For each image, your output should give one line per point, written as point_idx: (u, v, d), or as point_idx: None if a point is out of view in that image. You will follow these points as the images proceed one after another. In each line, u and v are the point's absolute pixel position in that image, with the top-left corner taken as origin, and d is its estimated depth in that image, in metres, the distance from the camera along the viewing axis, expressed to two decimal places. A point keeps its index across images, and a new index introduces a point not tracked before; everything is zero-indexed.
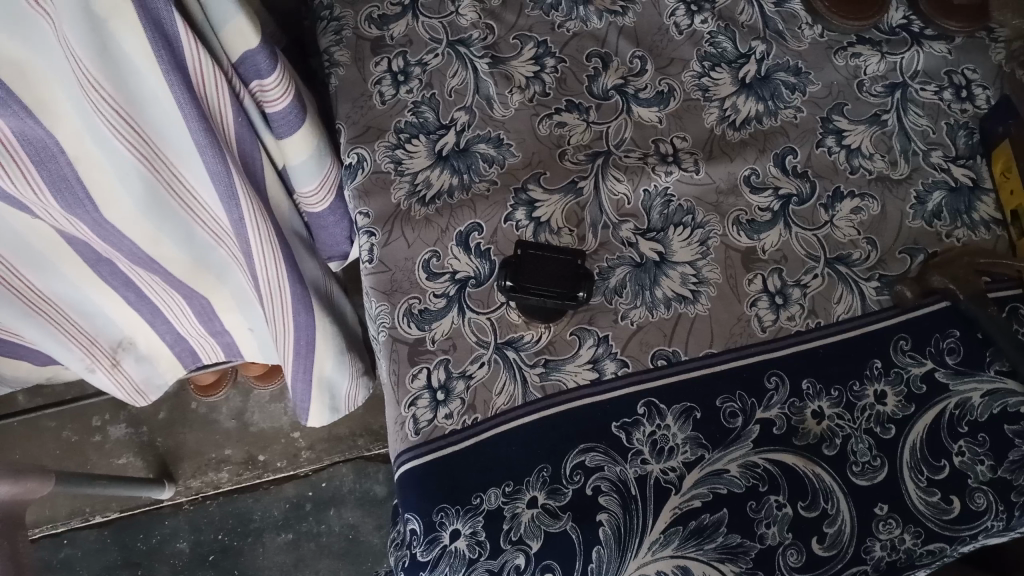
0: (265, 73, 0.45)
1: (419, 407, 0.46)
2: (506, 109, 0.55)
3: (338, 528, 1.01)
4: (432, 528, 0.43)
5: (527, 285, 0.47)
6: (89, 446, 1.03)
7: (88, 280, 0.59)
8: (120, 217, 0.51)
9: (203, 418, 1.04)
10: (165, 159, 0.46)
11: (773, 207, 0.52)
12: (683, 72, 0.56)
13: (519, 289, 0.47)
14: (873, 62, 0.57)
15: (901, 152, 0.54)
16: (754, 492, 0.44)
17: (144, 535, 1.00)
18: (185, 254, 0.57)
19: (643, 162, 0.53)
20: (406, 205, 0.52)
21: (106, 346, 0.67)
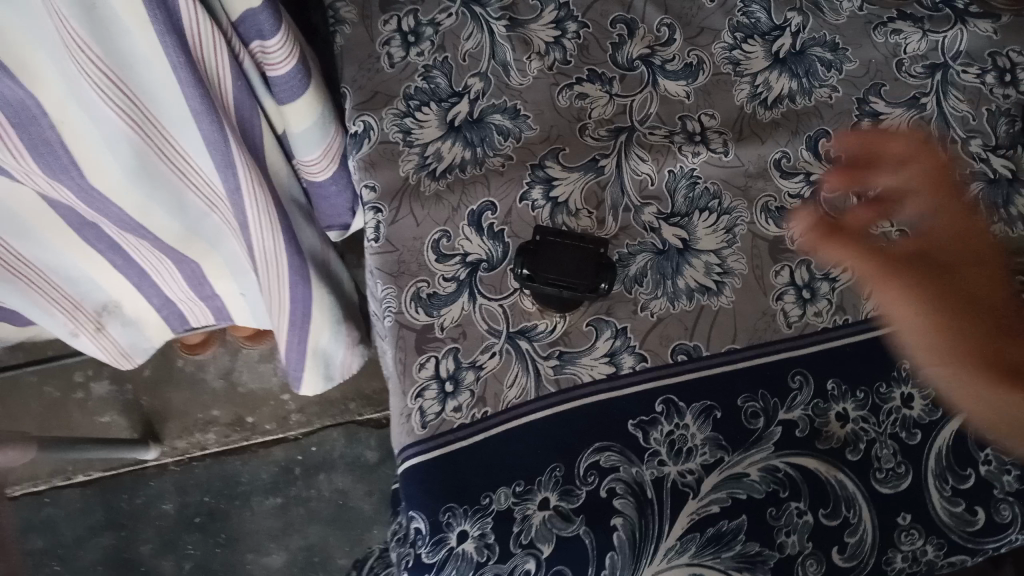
0: (268, 34, 0.41)
1: (426, 399, 0.44)
2: (524, 77, 0.51)
3: (328, 494, 0.98)
4: (438, 528, 0.41)
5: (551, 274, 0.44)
6: (71, 404, 1.01)
7: (72, 243, 0.56)
8: (108, 183, 0.48)
9: (190, 377, 1.02)
10: (157, 123, 0.43)
11: (803, 193, 0.49)
12: (714, 43, 0.53)
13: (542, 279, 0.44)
14: (913, 40, 0.53)
15: (940, 139, 0.51)
16: (774, 498, 0.43)
17: (129, 495, 0.98)
18: (176, 219, 0.54)
19: (668, 140, 0.50)
20: (415, 179, 0.48)
21: (90, 310, 0.64)
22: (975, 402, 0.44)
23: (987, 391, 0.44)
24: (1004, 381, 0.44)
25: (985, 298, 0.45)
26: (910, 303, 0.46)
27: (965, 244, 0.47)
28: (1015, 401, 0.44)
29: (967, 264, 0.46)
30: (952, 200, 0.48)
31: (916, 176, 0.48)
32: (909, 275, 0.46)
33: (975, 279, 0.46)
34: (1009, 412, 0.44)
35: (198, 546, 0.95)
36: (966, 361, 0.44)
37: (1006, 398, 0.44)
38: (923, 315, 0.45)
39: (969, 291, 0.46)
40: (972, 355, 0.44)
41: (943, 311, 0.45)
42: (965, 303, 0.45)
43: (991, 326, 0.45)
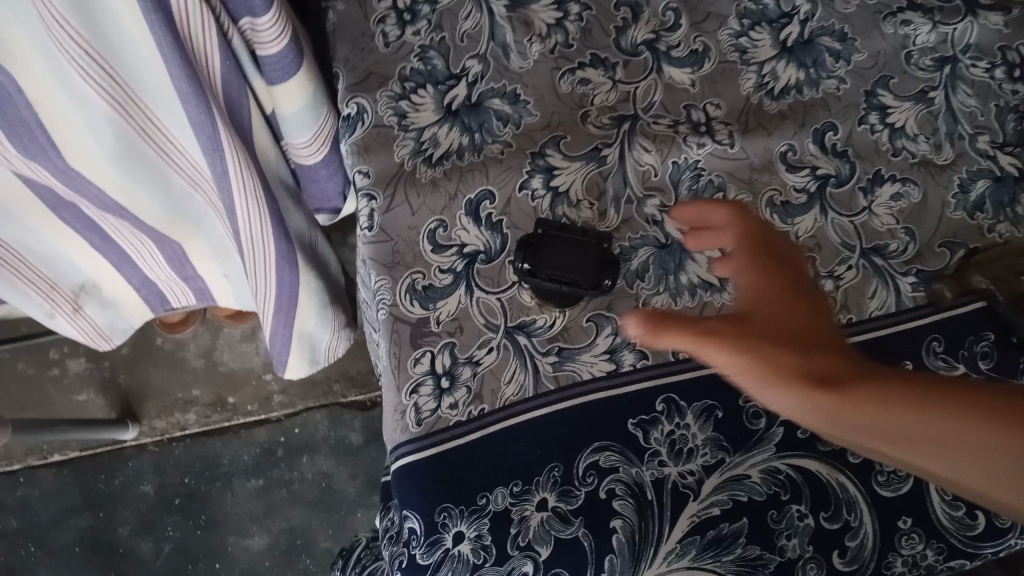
0: (259, 12, 0.39)
1: (421, 395, 0.42)
2: (524, 60, 0.49)
3: (312, 476, 0.96)
4: (434, 529, 0.40)
5: (551, 271, 0.43)
6: (46, 381, 0.98)
7: (48, 222, 0.54)
8: (87, 162, 0.45)
9: (169, 356, 0.99)
10: (139, 102, 0.41)
11: (809, 188, 0.48)
12: (720, 29, 0.51)
13: (542, 276, 0.43)
14: (923, 32, 0.52)
15: (947, 135, 0.50)
16: (775, 501, 0.42)
17: (106, 476, 0.96)
18: (158, 201, 0.52)
19: (673, 130, 0.48)
20: (411, 165, 0.47)
21: (67, 291, 0.62)
22: (901, 459, 0.34)
23: (929, 446, 0.32)
24: (840, 413, 0.34)
25: (783, 334, 0.35)
26: (721, 352, 0.35)
27: (762, 297, 0.36)
28: (896, 425, 0.33)
29: (788, 290, 0.37)
30: (758, 253, 0.38)
31: (743, 251, 0.39)
32: (709, 325, 0.35)
33: (785, 311, 0.36)
34: (955, 448, 0.32)
35: (178, 527, 0.94)
36: (812, 390, 0.34)
37: (937, 440, 0.32)
38: (725, 354, 0.35)
39: (776, 328, 0.35)
40: (822, 399, 0.34)
41: (736, 357, 0.35)
42: (767, 347, 0.34)
43: (806, 379, 0.34)
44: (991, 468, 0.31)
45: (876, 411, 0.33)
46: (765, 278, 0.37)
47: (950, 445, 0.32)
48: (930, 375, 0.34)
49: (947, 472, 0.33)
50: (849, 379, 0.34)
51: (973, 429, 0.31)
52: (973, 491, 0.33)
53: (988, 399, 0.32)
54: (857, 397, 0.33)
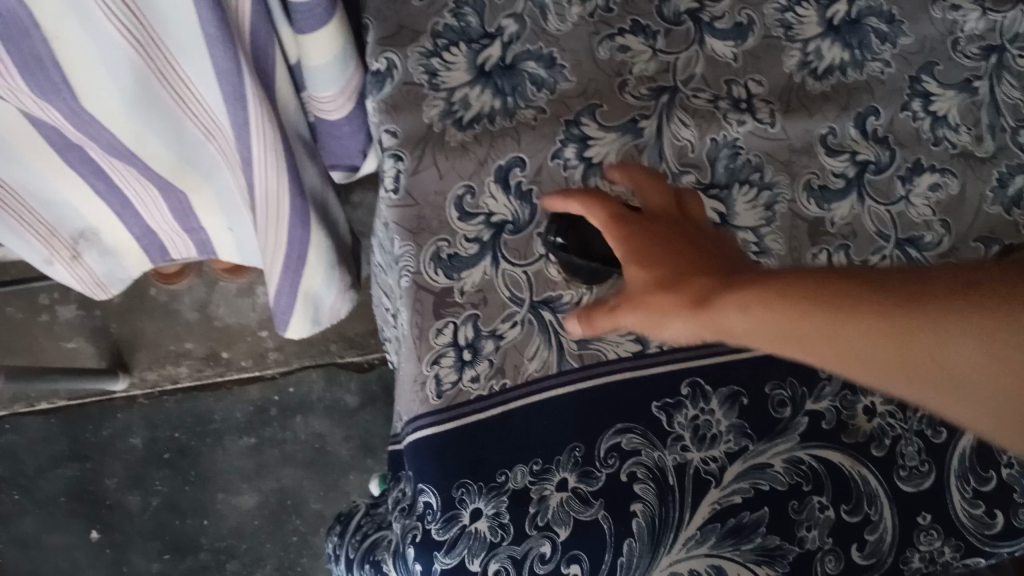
0: None
1: (442, 367, 0.41)
2: (562, 23, 0.47)
3: (304, 437, 0.95)
4: (451, 505, 0.39)
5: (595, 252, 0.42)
6: (35, 327, 0.96)
7: (51, 164, 0.51)
8: (100, 106, 0.43)
9: (163, 307, 0.97)
10: (158, 39, 0.38)
11: (847, 173, 0.47)
12: (766, 3, 0.49)
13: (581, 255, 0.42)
14: (972, 19, 0.50)
15: (989, 127, 0.49)
16: (796, 492, 0.41)
17: (95, 426, 0.94)
18: (168, 148, 0.50)
19: (713, 106, 0.47)
20: (440, 126, 0.45)
21: (66, 236, 0.59)
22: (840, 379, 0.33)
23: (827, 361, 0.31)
24: (722, 334, 0.35)
25: (667, 278, 0.37)
26: (625, 310, 0.38)
27: (646, 250, 0.38)
28: (795, 338, 0.32)
29: (662, 239, 0.39)
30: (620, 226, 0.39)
31: (603, 217, 0.39)
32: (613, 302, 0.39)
33: (671, 256, 0.38)
34: (856, 353, 0.30)
35: (167, 482, 0.93)
36: (695, 324, 0.36)
37: (832, 349, 0.31)
38: (630, 310, 0.38)
39: (656, 277, 0.37)
40: (708, 326, 0.35)
41: (637, 300, 0.38)
42: (653, 287, 0.37)
43: (706, 322, 0.35)
44: (902, 364, 0.30)
45: (753, 323, 0.33)
46: (643, 234, 0.39)
47: (851, 347, 0.30)
48: (823, 274, 0.33)
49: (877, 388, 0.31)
50: (728, 312, 0.34)
51: (872, 323, 0.30)
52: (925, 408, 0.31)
53: (879, 288, 0.31)
54: (731, 319, 0.34)
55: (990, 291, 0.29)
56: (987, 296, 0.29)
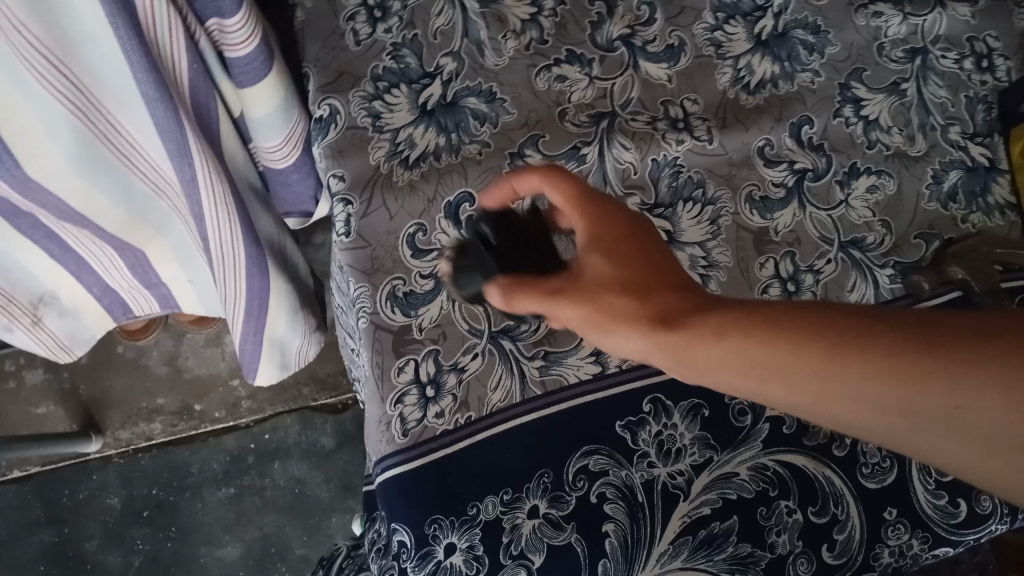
0: (227, 13, 0.38)
1: (406, 406, 0.41)
2: (499, 57, 0.49)
3: (284, 482, 0.92)
4: (425, 541, 0.39)
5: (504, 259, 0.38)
6: (2, 394, 0.92)
7: (5, 235, 0.51)
8: (46, 174, 0.43)
9: (131, 364, 0.93)
10: (97, 103, 0.39)
11: (787, 182, 0.48)
12: (695, 23, 0.51)
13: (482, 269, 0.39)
14: (894, 23, 0.52)
15: (920, 127, 0.50)
16: (763, 498, 0.42)
17: (70, 490, 0.91)
18: (120, 207, 0.50)
19: (651, 127, 0.48)
20: (387, 167, 0.46)
21: (26, 303, 0.59)
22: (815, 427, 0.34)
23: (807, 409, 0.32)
24: (692, 365, 0.34)
25: (625, 282, 0.36)
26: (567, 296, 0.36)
27: (615, 247, 0.37)
28: (796, 378, 0.31)
29: (637, 242, 0.37)
30: (580, 208, 0.38)
31: (569, 206, 0.39)
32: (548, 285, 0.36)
33: (643, 259, 0.36)
34: (835, 397, 0.31)
35: (148, 540, 0.89)
36: (668, 359, 0.34)
37: (821, 396, 0.31)
38: (574, 300, 0.36)
39: (620, 278, 0.36)
40: (682, 365, 0.34)
41: (583, 305, 0.36)
42: (596, 303, 0.36)
43: (689, 362, 0.34)
44: (878, 406, 0.31)
45: (731, 354, 0.33)
46: (612, 229, 0.37)
47: (838, 391, 0.31)
48: (822, 310, 0.32)
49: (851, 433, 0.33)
50: (717, 345, 0.33)
51: (863, 369, 0.30)
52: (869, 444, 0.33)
53: (881, 337, 0.30)
54: (706, 346, 0.33)
55: (991, 341, 0.29)
56: (1010, 348, 0.29)
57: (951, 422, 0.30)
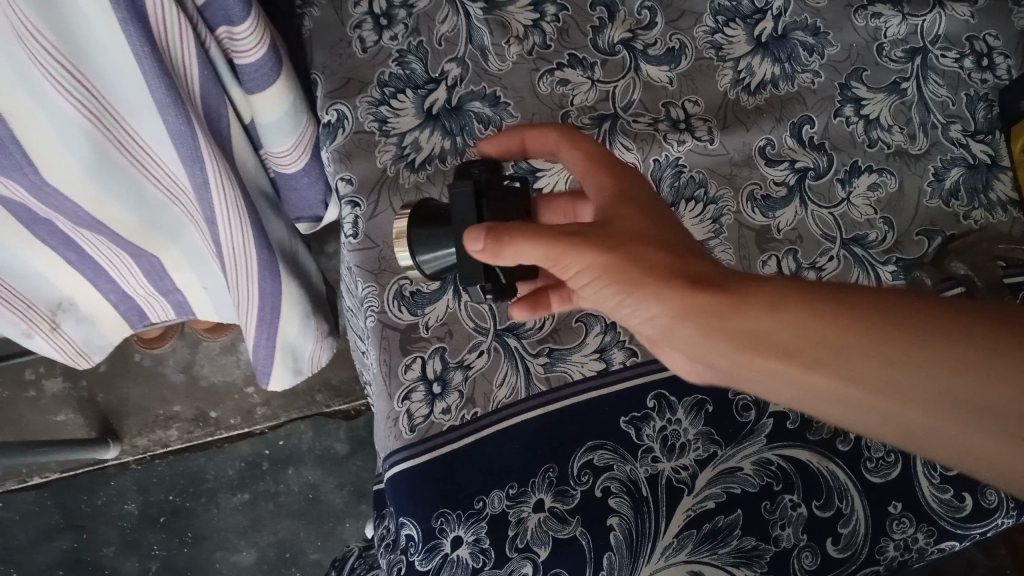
0: (236, 20, 0.39)
1: (413, 402, 0.42)
2: (503, 62, 0.50)
3: (298, 488, 0.93)
4: (432, 535, 0.40)
5: (493, 209, 0.36)
6: (21, 403, 0.93)
7: (23, 241, 0.53)
8: (62, 179, 0.44)
9: (148, 371, 0.94)
10: (111, 110, 0.41)
11: (788, 181, 0.48)
12: (695, 27, 0.52)
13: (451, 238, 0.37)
14: (893, 24, 0.53)
15: (920, 125, 0.51)
16: (768, 492, 0.42)
17: (88, 496, 0.92)
18: (134, 212, 0.51)
19: (653, 128, 0.49)
20: (394, 170, 0.47)
21: (44, 309, 0.61)
22: (811, 407, 0.33)
23: (821, 375, 0.31)
24: (731, 328, 0.33)
25: (656, 236, 0.35)
26: (576, 243, 0.34)
27: (645, 206, 0.36)
28: (841, 349, 0.31)
29: (665, 214, 0.36)
30: (598, 165, 0.37)
31: (582, 166, 0.38)
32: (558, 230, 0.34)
33: (667, 225, 0.35)
34: (854, 366, 0.31)
35: (164, 546, 0.91)
36: (692, 323, 0.33)
37: (833, 361, 0.31)
38: (591, 247, 0.34)
39: (653, 235, 0.35)
40: (707, 328, 0.33)
41: (603, 257, 0.34)
42: (618, 255, 0.34)
43: (718, 322, 0.33)
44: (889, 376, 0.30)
45: (780, 322, 0.32)
46: (639, 191, 0.36)
47: (860, 361, 0.31)
48: (872, 292, 0.32)
49: (848, 415, 0.32)
50: (759, 309, 0.32)
51: (889, 341, 0.30)
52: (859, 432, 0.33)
53: (924, 318, 0.30)
54: (754, 310, 0.32)
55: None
56: None
57: (953, 405, 0.30)
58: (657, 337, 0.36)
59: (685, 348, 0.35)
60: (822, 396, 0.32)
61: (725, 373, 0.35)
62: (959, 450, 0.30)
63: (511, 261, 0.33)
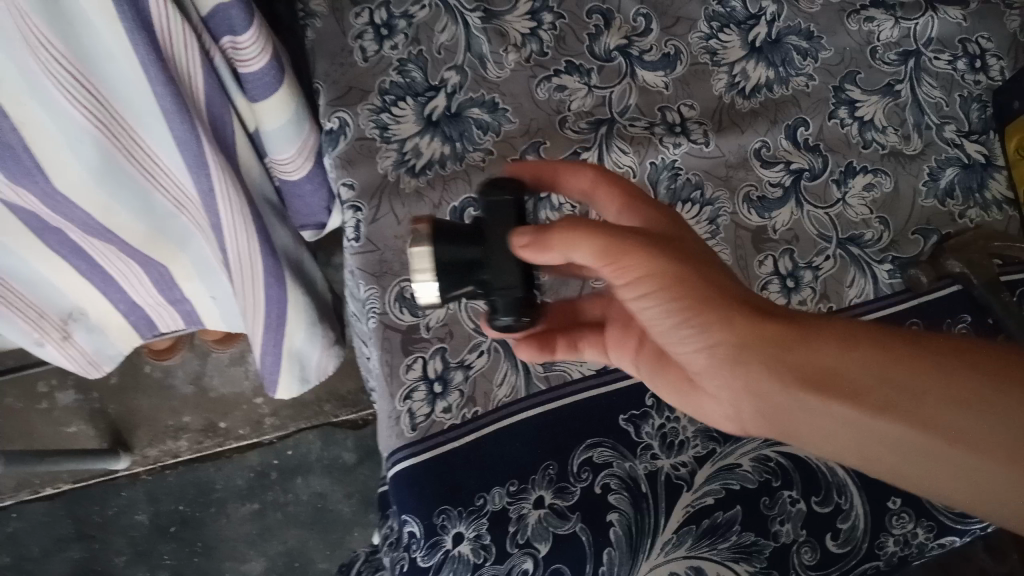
0: (239, 29, 0.40)
1: (415, 401, 0.43)
2: (501, 70, 0.51)
3: (306, 497, 0.93)
4: (433, 531, 0.40)
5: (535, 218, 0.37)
6: (34, 415, 0.94)
7: (35, 251, 0.54)
8: (72, 188, 0.46)
9: (159, 383, 0.96)
10: (120, 120, 0.42)
11: (784, 182, 0.49)
12: (690, 32, 0.53)
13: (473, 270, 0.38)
14: (887, 27, 0.53)
15: (914, 126, 0.51)
16: (767, 488, 0.43)
17: (100, 506, 0.92)
18: (143, 222, 0.53)
19: (649, 132, 0.50)
20: (395, 175, 0.48)
21: (56, 318, 0.62)
22: (852, 450, 0.34)
23: (877, 411, 0.33)
24: (790, 362, 0.34)
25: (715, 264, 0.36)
26: (642, 250, 0.34)
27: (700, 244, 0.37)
28: (884, 383, 0.33)
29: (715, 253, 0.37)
30: (644, 201, 0.39)
31: (620, 198, 0.39)
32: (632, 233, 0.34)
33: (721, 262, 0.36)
34: (907, 402, 0.33)
35: (174, 555, 0.91)
36: (752, 357, 0.34)
37: (890, 398, 0.33)
38: (664, 261, 0.34)
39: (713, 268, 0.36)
40: (770, 360, 0.34)
41: (671, 275, 0.34)
42: (688, 281, 0.34)
43: (783, 355, 0.34)
44: (937, 412, 0.32)
45: (832, 356, 0.34)
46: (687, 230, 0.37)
47: (904, 396, 0.33)
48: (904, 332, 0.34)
49: (889, 457, 0.33)
50: (826, 344, 0.34)
51: (931, 381, 0.33)
52: (890, 477, 0.34)
53: (951, 355, 0.33)
54: (811, 347, 0.34)
55: None
56: None
57: (987, 448, 0.32)
58: (703, 373, 0.37)
59: (739, 385, 0.36)
60: (874, 433, 0.33)
61: (775, 415, 0.35)
62: (987, 491, 0.32)
63: (557, 253, 0.34)
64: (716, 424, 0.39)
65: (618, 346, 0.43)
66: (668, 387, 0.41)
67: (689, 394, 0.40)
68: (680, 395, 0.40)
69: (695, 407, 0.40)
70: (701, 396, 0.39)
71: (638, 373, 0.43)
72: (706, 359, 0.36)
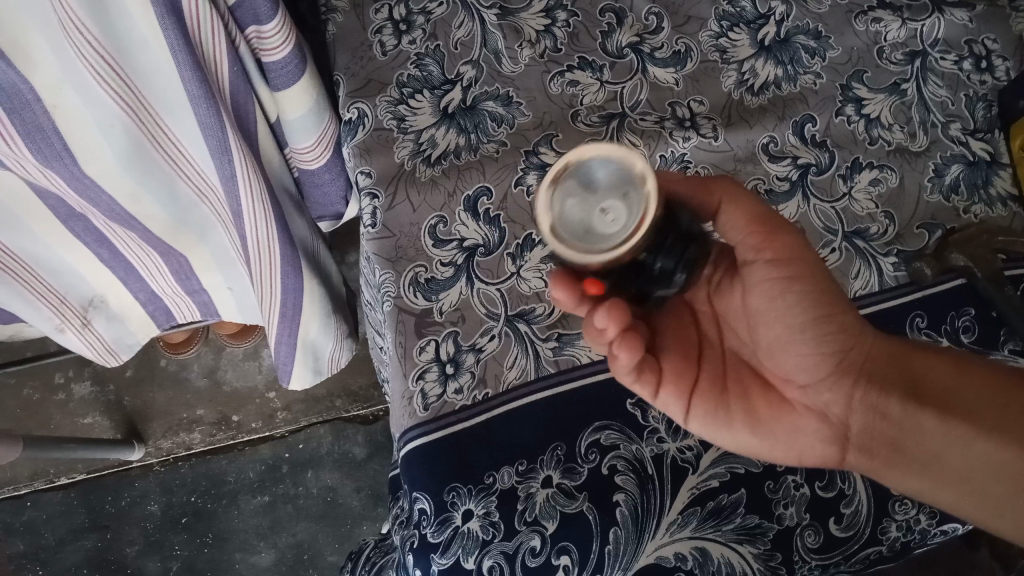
0: (264, 20, 0.42)
1: (427, 382, 0.44)
2: (515, 64, 0.52)
3: (316, 491, 0.94)
4: (443, 508, 0.41)
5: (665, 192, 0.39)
6: (51, 406, 0.96)
7: (60, 237, 0.56)
8: (100, 173, 0.47)
9: (173, 376, 0.97)
10: (149, 108, 0.43)
11: (791, 176, 0.50)
12: (701, 31, 0.54)
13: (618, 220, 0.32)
14: (893, 28, 0.55)
15: (920, 124, 0.52)
16: (771, 472, 0.43)
17: (113, 497, 0.94)
18: (165, 210, 0.54)
19: (659, 126, 0.51)
20: (411, 165, 0.50)
21: (77, 305, 0.63)
22: (944, 473, 0.39)
23: (973, 429, 0.39)
24: (886, 367, 0.40)
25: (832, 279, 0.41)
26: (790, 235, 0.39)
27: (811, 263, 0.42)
28: (936, 387, 0.40)
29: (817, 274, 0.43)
30: None
31: None
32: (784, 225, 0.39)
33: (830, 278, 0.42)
34: (965, 412, 0.39)
35: (185, 546, 0.92)
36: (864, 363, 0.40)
37: (980, 417, 0.39)
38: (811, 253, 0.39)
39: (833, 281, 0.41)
40: (876, 366, 0.40)
41: (817, 270, 0.39)
42: (829, 280, 0.39)
43: (894, 368, 0.40)
44: (1015, 430, 0.39)
45: (909, 367, 0.41)
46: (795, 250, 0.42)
47: (953, 399, 0.40)
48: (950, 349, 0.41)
49: (978, 478, 0.39)
50: (929, 364, 0.40)
51: (983, 396, 0.39)
52: (972, 505, 0.39)
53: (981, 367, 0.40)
54: (900, 356, 0.41)
55: None
56: None
57: (1004, 440, 0.39)
58: (813, 385, 0.42)
59: (857, 396, 0.41)
60: (969, 449, 0.39)
61: (882, 435, 0.41)
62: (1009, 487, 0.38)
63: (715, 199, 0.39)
64: (806, 454, 0.42)
65: (672, 386, 0.43)
66: (743, 414, 0.43)
67: (784, 420, 0.43)
68: (762, 426, 0.43)
69: (788, 433, 0.42)
70: (797, 421, 0.43)
71: (686, 424, 0.43)
72: (826, 365, 0.41)
